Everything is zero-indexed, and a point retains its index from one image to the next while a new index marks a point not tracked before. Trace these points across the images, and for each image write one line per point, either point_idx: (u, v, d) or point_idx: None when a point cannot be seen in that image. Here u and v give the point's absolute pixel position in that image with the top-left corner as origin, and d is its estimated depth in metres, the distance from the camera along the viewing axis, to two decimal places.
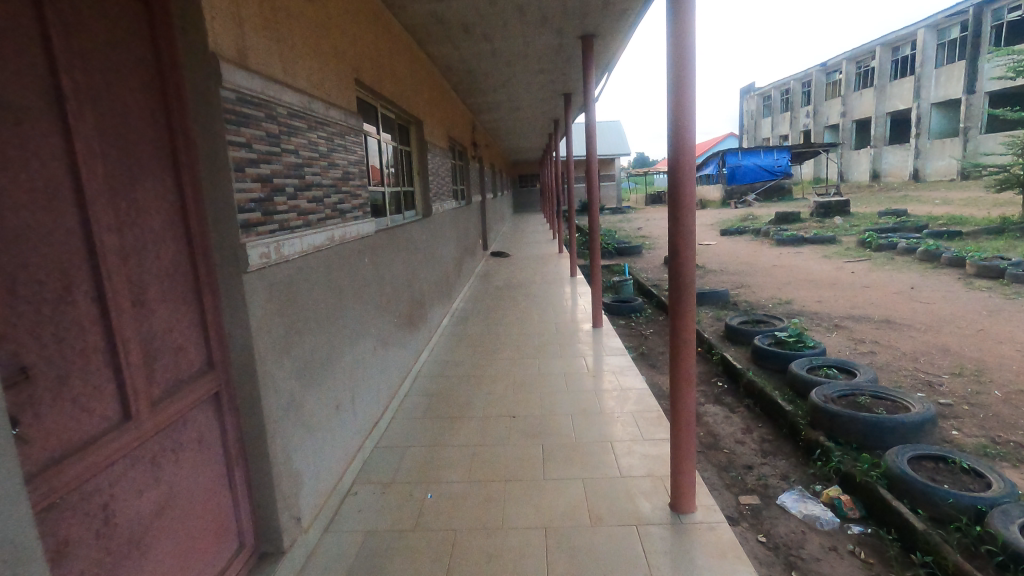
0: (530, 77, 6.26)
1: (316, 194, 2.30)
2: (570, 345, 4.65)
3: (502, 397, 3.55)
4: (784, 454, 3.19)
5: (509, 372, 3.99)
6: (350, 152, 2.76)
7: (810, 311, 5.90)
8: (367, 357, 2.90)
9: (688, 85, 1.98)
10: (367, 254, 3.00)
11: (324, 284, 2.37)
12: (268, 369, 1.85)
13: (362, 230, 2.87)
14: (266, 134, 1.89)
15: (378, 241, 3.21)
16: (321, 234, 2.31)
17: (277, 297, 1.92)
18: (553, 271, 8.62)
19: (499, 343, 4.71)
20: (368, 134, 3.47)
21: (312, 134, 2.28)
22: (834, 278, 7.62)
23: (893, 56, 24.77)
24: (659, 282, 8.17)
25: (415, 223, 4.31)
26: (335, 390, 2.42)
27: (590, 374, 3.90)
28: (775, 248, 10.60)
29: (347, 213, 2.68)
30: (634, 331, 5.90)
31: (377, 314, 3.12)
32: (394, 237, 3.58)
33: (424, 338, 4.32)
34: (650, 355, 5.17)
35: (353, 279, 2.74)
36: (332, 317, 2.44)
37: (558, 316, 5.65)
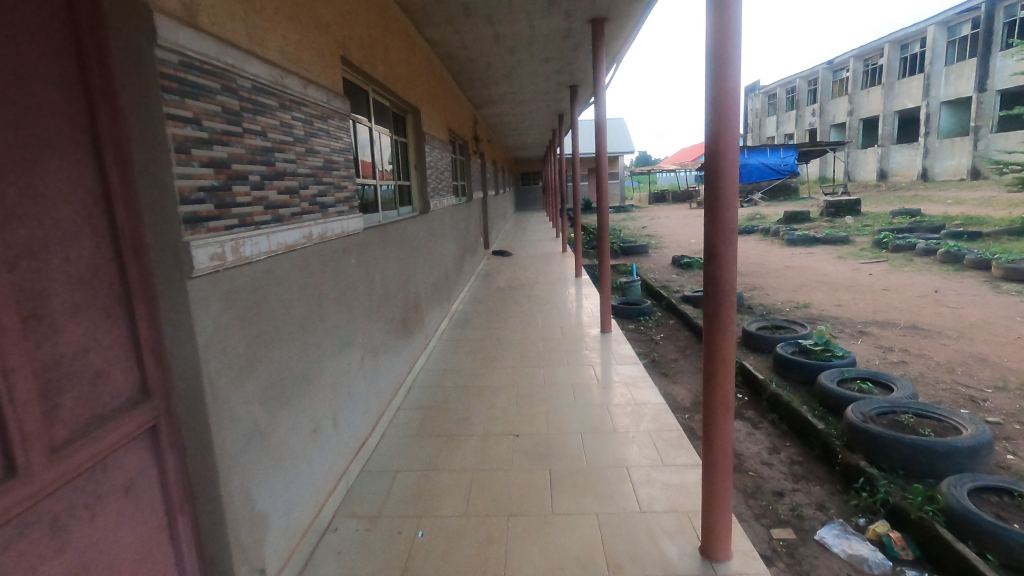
0: (534, 66, 5.92)
1: (290, 184, 1.97)
2: (576, 352, 4.33)
3: (503, 411, 3.23)
4: (818, 479, 2.86)
5: (512, 383, 3.67)
6: (334, 139, 2.44)
7: (831, 315, 5.57)
8: (353, 370, 2.58)
9: (732, 53, 1.65)
10: (355, 254, 2.68)
11: (300, 288, 2.04)
12: (222, 394, 1.53)
13: (348, 228, 2.55)
14: (223, 111, 1.57)
15: (367, 240, 2.89)
16: (295, 231, 1.98)
17: (236, 307, 1.60)
18: (557, 271, 8.29)
19: (500, 350, 4.39)
20: (359, 122, 3.15)
21: (286, 114, 1.96)
22: (851, 280, 7.28)
23: (902, 53, 24.37)
24: (668, 284, 7.84)
25: (410, 220, 3.98)
26: (313, 411, 2.10)
27: (600, 386, 3.58)
28: (786, 248, 10.26)
29: (330, 207, 2.35)
30: (643, 337, 5.57)
31: (365, 322, 2.80)
32: (386, 235, 3.25)
33: (420, 344, 4.00)
34: (662, 363, 4.84)
35: (337, 283, 2.42)
36: (309, 327, 2.11)
37: (563, 320, 5.31)
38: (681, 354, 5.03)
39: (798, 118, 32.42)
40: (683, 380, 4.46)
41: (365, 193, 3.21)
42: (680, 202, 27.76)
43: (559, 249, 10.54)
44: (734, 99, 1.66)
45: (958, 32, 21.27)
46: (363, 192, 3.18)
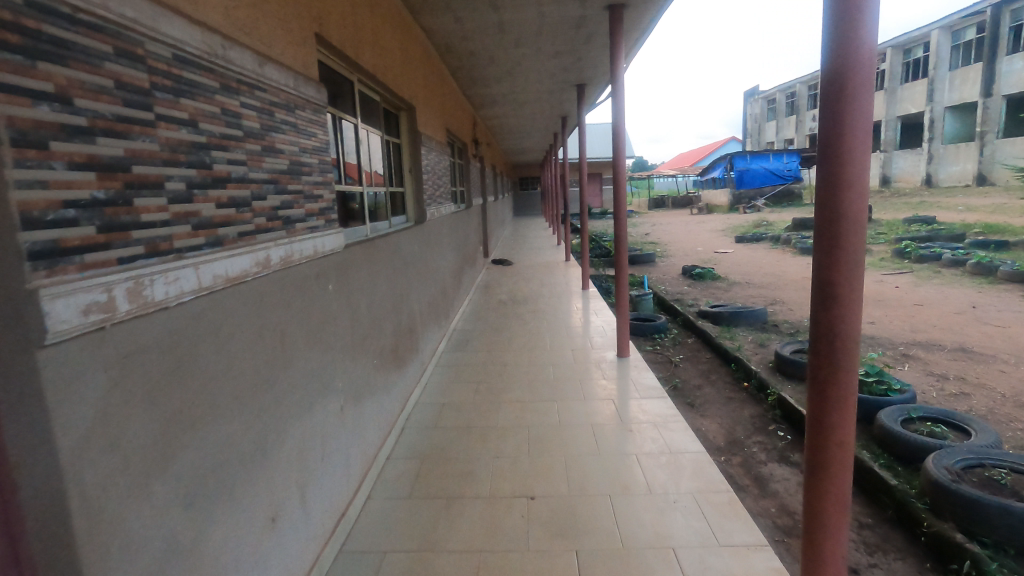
0: (540, 62, 5.45)
1: (236, 194, 1.45)
2: (592, 380, 3.84)
3: (513, 461, 2.71)
4: (898, 551, 2.35)
5: (521, 424, 3.14)
6: (304, 135, 1.92)
7: (866, 335, 5.08)
8: (330, 425, 2.06)
9: (867, 8, 1.12)
10: (334, 280, 2.17)
11: (251, 333, 1.52)
12: (110, 516, 1.00)
13: (324, 247, 2.04)
14: (115, 84, 1.05)
15: (350, 259, 2.38)
16: (244, 256, 1.46)
17: (138, 378, 1.07)
18: (562, 282, 7.82)
19: (506, 378, 3.88)
20: (343, 118, 2.65)
21: (230, 98, 1.44)
22: (877, 294, 6.79)
23: (904, 58, 24.11)
24: (680, 296, 7.36)
25: (403, 231, 3.48)
26: (271, 494, 1.59)
27: (624, 426, 3.08)
28: (800, 258, 9.81)
29: (297, 222, 1.84)
30: (661, 359, 5.05)
31: (347, 362, 2.29)
32: (374, 252, 2.74)
33: (415, 375, 3.49)
34: (685, 391, 4.34)
35: (307, 317, 1.90)
36: (267, 382, 1.60)
37: (574, 341, 4.79)
38: (705, 380, 4.51)
39: (799, 123, 32.13)
40: (712, 412, 3.93)
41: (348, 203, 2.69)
42: (680, 208, 27.36)
43: (562, 258, 10.06)
44: (869, 76, 1.13)
45: (962, 36, 20.99)
46: (346, 200, 2.67)
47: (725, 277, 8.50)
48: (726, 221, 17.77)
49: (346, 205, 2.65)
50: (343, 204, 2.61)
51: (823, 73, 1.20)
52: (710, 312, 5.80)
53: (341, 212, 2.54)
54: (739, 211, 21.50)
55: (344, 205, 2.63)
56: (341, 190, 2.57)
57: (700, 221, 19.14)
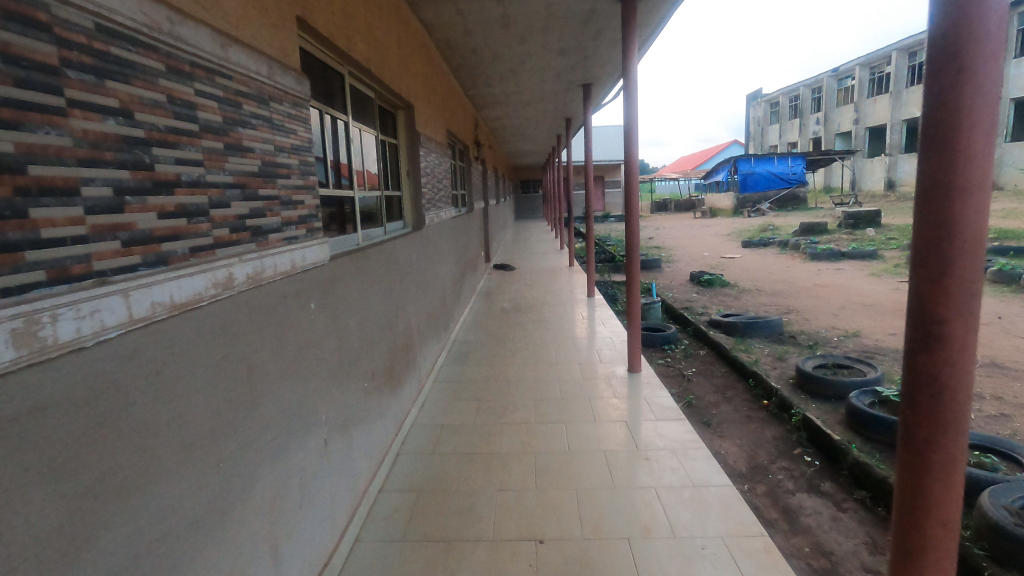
0: (545, 60, 5.20)
1: (188, 201, 1.19)
2: (601, 398, 3.58)
3: (520, 495, 2.45)
4: None
5: (527, 450, 2.88)
6: (281, 132, 1.66)
7: (890, 347, 4.81)
8: (310, 464, 1.80)
9: None
10: (316, 297, 1.91)
11: (207, 368, 1.25)
12: None
13: (305, 260, 1.78)
14: (2, 57, 0.80)
15: (337, 272, 2.12)
16: (198, 277, 1.20)
17: (32, 445, 0.81)
18: (566, 288, 7.56)
19: (510, 396, 3.62)
20: (331, 115, 2.39)
21: (182, 84, 1.19)
22: (895, 304, 6.52)
23: (909, 61, 23.90)
24: (689, 303, 7.10)
25: (399, 239, 3.22)
26: (233, 560, 1.33)
27: (640, 452, 2.82)
28: (810, 264, 9.55)
29: (271, 233, 1.58)
30: (672, 372, 4.79)
31: (332, 389, 2.02)
32: (365, 263, 2.48)
33: (411, 393, 3.23)
34: (700, 409, 4.06)
35: (282, 342, 1.64)
36: (227, 425, 1.33)
37: (581, 353, 4.52)
38: (721, 396, 4.24)
39: (802, 126, 31.92)
40: (730, 432, 3.67)
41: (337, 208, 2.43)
42: (683, 211, 27.12)
43: (565, 263, 9.81)
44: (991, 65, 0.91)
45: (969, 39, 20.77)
46: (334, 206, 2.41)
47: (734, 283, 8.24)
48: (732, 225, 17.53)
49: (334, 211, 2.39)
50: (330, 210, 2.34)
51: (928, 64, 0.98)
52: (723, 322, 5.53)
53: (327, 218, 2.28)
54: (744, 216, 21.25)
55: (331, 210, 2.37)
56: (328, 195, 2.31)
57: (704, 225, 18.91)
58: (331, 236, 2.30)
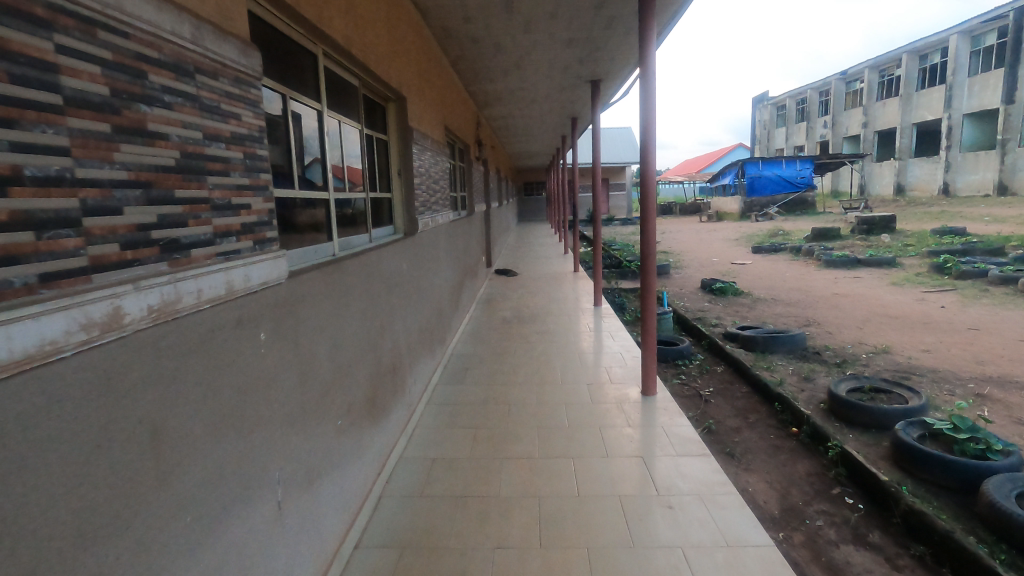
0: (551, 52, 4.82)
1: (37, 206, 0.82)
2: (612, 427, 3.19)
3: (522, 555, 2.06)
4: None
5: (531, 493, 2.50)
6: (215, 117, 1.28)
7: (926, 367, 4.41)
8: (257, 540, 1.41)
9: None
10: (267, 326, 1.52)
11: (70, 448, 0.86)
12: None
13: (249, 282, 1.39)
14: None
15: (300, 292, 1.73)
16: (53, 317, 0.82)
17: None
18: (571, 295, 7.17)
19: (511, 424, 3.24)
20: (297, 102, 2.02)
21: (33, 33, 0.82)
22: (924, 317, 6.11)
23: (920, 64, 23.50)
24: (701, 313, 6.71)
25: (386, 247, 2.84)
26: None
27: (660, 497, 2.43)
28: (825, 271, 9.15)
29: (194, 248, 1.19)
30: (688, 392, 4.40)
31: (290, 437, 1.63)
32: (339, 280, 2.09)
33: (398, 423, 2.85)
34: (721, 436, 3.66)
35: (212, 392, 1.25)
36: (108, 523, 0.94)
37: (589, 371, 4.13)
38: (744, 421, 3.84)
39: (809, 130, 31.52)
40: (757, 465, 3.28)
41: (303, 213, 2.05)
42: (688, 215, 26.74)
43: (570, 268, 9.43)
44: None
45: (981, 41, 20.34)
46: (299, 209, 2.02)
47: (748, 292, 7.84)
48: (740, 230, 17.13)
49: (297, 216, 2.00)
50: (293, 215, 1.96)
51: None
52: (741, 336, 5.13)
53: (286, 225, 1.89)
54: (751, 220, 20.84)
55: (295, 216, 1.98)
56: (290, 197, 1.93)
57: (712, 230, 18.53)
58: (292, 247, 1.91)
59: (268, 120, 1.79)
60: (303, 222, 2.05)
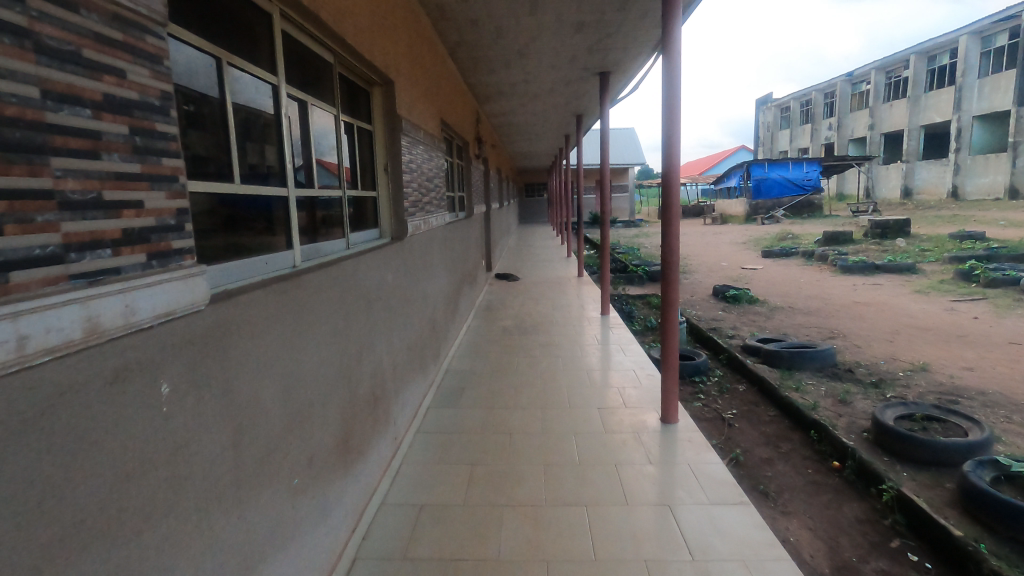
0: (557, 38, 4.39)
1: None
2: (630, 463, 2.75)
3: None
4: None
5: (537, 555, 2.06)
6: (72, 66, 0.85)
7: (973, 388, 3.98)
8: None
9: None
10: (174, 374, 1.07)
11: None
12: None
13: (135, 316, 0.95)
14: None
15: (234, 321, 1.30)
16: None
17: None
18: (576, 303, 6.74)
19: (512, 458, 2.80)
20: (242, 73, 1.59)
21: None
22: (957, 329, 5.67)
23: (929, 65, 23.09)
24: (716, 323, 6.27)
25: (367, 255, 2.41)
26: None
27: (694, 564, 1.99)
28: (841, 277, 8.72)
29: (16, 268, 0.76)
30: (708, 415, 3.96)
31: (215, 522, 1.19)
32: (295, 300, 1.64)
33: (379, 462, 2.42)
34: (750, 469, 3.22)
35: (54, 493, 0.81)
36: None
37: (600, 392, 3.70)
38: (775, 451, 3.40)
39: (814, 132, 31.11)
40: (796, 507, 2.83)
41: (248, 214, 1.61)
42: (691, 217, 26.29)
43: (574, 274, 8.99)
44: None
45: (992, 42, 19.90)
46: (243, 209, 1.58)
47: (762, 299, 7.41)
48: (747, 234, 16.67)
49: (238, 218, 1.56)
50: (230, 216, 1.51)
51: None
52: (764, 351, 4.69)
53: (218, 230, 1.45)
54: (757, 223, 20.39)
55: (234, 217, 1.54)
56: (227, 195, 1.49)
57: (717, 233, 18.10)
58: (229, 258, 1.47)
59: (191, 91, 1.35)
60: (248, 225, 1.61)
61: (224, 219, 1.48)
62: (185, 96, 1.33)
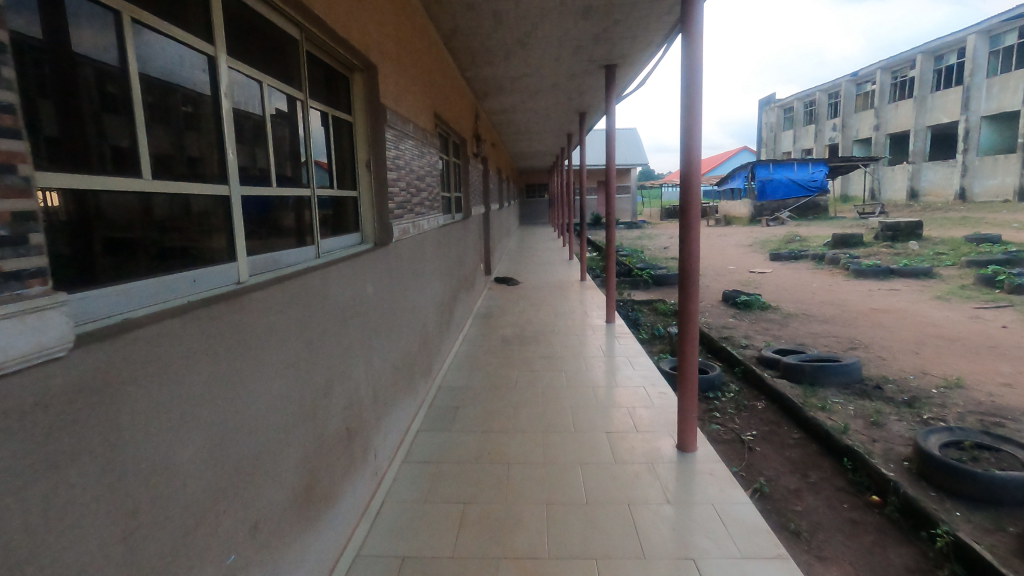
0: (561, 25, 4.05)
1: None
2: (644, 502, 2.39)
3: None
4: None
5: None
6: None
7: (1016, 408, 3.63)
8: None
9: None
10: (6, 456, 0.73)
11: None
12: None
13: None
14: None
15: (127, 366, 0.95)
16: None
17: None
18: (579, 309, 6.40)
19: (509, 496, 2.45)
20: (164, 37, 1.24)
21: None
22: (985, 339, 5.31)
23: (935, 65, 22.71)
24: (727, 331, 5.93)
25: (341, 265, 2.07)
26: None
27: None
28: (855, 282, 8.36)
29: None
30: (726, 437, 3.61)
31: None
32: (232, 329, 1.29)
33: (354, 506, 2.07)
34: (777, 502, 2.86)
35: None
36: None
37: (608, 412, 3.35)
38: (803, 481, 3.05)
39: (819, 133, 30.73)
40: (835, 550, 2.47)
41: (168, 217, 1.25)
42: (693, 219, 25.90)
43: (576, 278, 8.64)
44: None
45: (1000, 41, 19.52)
46: (162, 212, 1.23)
47: (774, 305, 7.05)
48: (752, 236, 16.31)
49: (151, 224, 1.20)
50: (138, 222, 1.16)
51: None
52: (784, 365, 4.34)
53: (115, 241, 1.09)
54: (761, 224, 20.02)
55: (145, 223, 1.18)
56: (131, 193, 1.13)
57: (722, 235, 17.73)
58: (128, 277, 1.11)
59: (64, 52, 1.00)
60: (168, 233, 1.25)
61: (126, 226, 1.13)
62: (51, 59, 0.98)
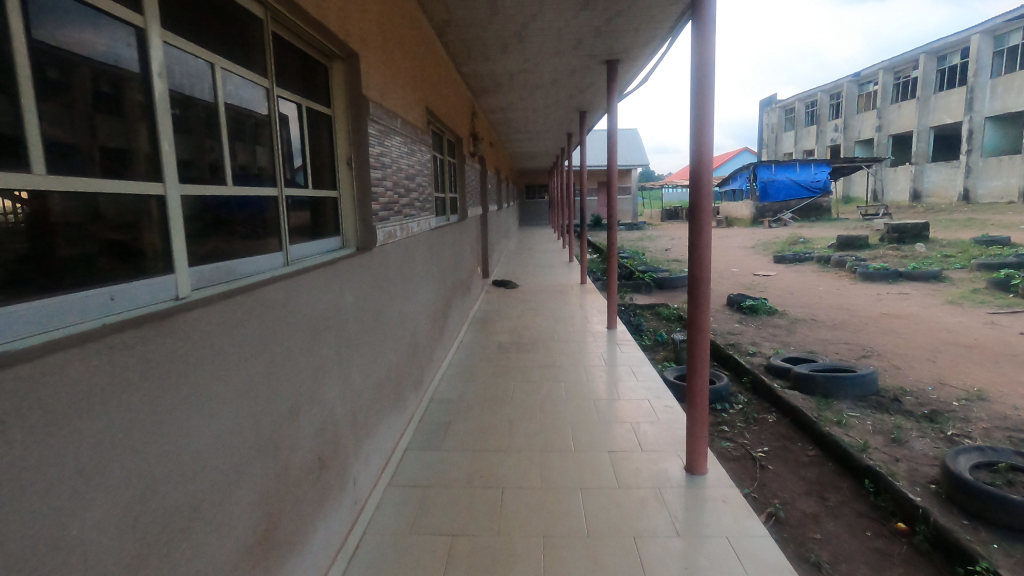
0: (560, 17, 3.83)
1: None
2: (650, 534, 2.17)
3: None
4: None
5: None
6: None
7: None
8: None
9: None
10: None
11: None
12: None
13: None
14: None
15: None
16: None
17: None
18: (579, 314, 6.18)
19: (502, 527, 2.23)
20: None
21: None
22: (1003, 347, 5.09)
23: (938, 65, 22.49)
24: (733, 337, 5.70)
25: (314, 273, 1.84)
26: None
27: None
28: (862, 286, 8.13)
29: None
30: (736, 453, 3.38)
31: None
32: (159, 358, 1.07)
33: (327, 544, 1.84)
34: (795, 528, 2.64)
35: None
36: None
37: (611, 429, 3.12)
38: (822, 504, 2.82)
39: (820, 134, 30.52)
40: None
41: (78, 221, 1.02)
42: None
43: (576, 281, 8.42)
44: None
45: (1004, 41, 19.30)
46: (69, 215, 1.00)
47: (780, 310, 6.84)
48: (755, 237, 16.08)
49: (52, 229, 0.97)
50: (29, 229, 0.93)
51: None
52: (795, 375, 4.12)
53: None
54: (763, 226, 19.81)
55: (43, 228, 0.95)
56: (20, 192, 0.90)
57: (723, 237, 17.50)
58: (11, 297, 0.88)
59: None
60: (80, 240, 1.03)
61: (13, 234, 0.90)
62: None
